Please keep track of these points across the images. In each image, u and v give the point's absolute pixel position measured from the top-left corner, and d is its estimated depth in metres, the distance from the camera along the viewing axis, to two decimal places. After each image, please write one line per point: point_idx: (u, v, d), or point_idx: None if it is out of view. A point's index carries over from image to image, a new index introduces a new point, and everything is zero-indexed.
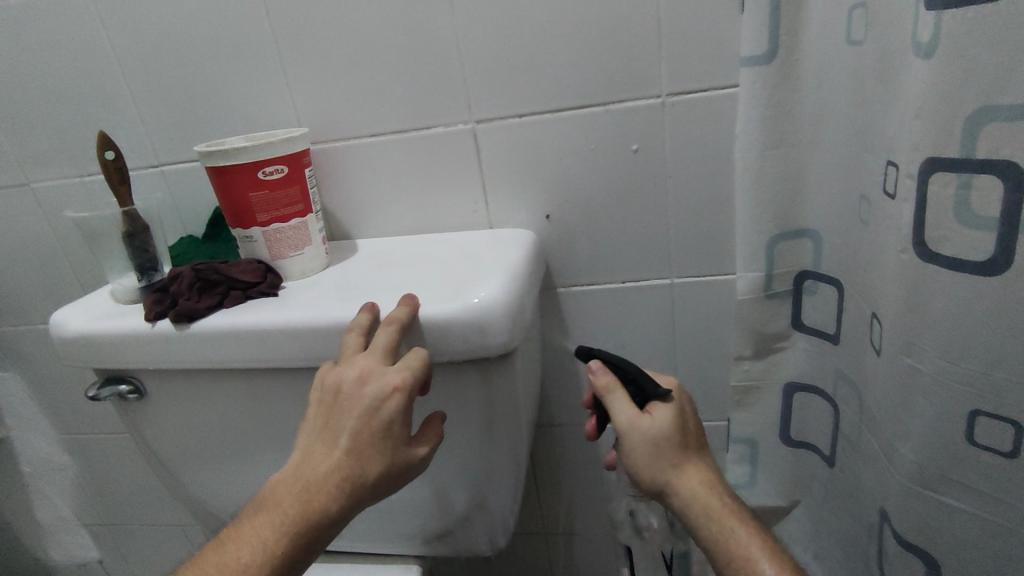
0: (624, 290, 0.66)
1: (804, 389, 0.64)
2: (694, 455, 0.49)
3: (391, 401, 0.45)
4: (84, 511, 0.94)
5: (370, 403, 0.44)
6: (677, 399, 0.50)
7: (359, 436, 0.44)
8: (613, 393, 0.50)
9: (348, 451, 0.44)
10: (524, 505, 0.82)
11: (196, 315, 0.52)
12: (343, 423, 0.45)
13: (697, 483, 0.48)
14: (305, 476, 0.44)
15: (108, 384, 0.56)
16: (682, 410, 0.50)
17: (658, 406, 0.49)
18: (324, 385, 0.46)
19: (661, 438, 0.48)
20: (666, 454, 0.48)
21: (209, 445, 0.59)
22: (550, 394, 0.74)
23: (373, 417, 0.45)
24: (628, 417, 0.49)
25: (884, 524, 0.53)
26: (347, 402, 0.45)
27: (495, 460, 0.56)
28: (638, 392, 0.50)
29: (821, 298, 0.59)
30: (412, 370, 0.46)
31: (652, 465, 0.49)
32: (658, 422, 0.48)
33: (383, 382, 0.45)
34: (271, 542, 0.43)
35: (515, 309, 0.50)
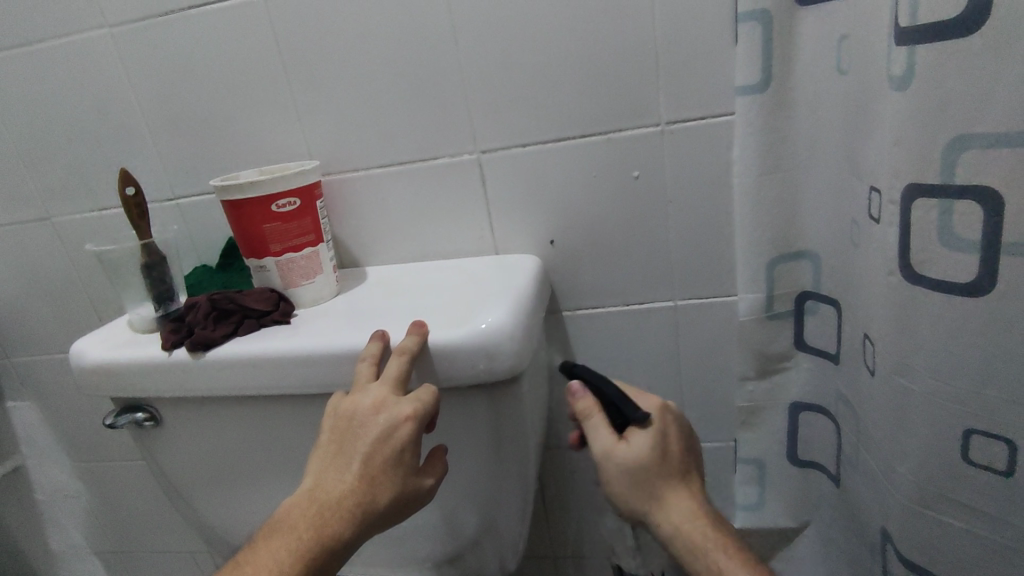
0: (628, 312, 0.68)
1: (808, 409, 0.65)
2: (673, 481, 0.50)
3: (403, 429, 0.46)
4: (96, 539, 0.95)
5: (383, 431, 0.46)
6: (658, 426, 0.50)
7: (371, 463, 0.46)
8: (592, 419, 0.51)
9: (360, 478, 0.45)
10: (533, 528, 0.82)
11: (211, 344, 0.53)
12: (356, 450, 0.46)
13: (675, 508, 0.50)
14: (319, 500, 0.45)
15: (125, 412, 0.58)
16: (663, 436, 0.50)
17: (638, 433, 0.50)
18: (338, 411, 0.47)
19: (635, 467, 0.49)
20: (641, 481, 0.49)
21: (223, 471, 0.60)
22: (557, 418, 0.74)
23: (384, 445, 0.46)
24: (607, 444, 0.50)
25: (887, 545, 0.53)
26: (359, 429, 0.46)
27: (503, 483, 0.57)
28: (618, 418, 0.50)
29: (821, 318, 0.60)
30: (424, 400, 0.47)
31: (627, 491, 0.50)
32: (632, 451, 0.49)
33: (396, 412, 0.46)
34: (284, 569, 0.43)
35: (520, 334, 0.51)
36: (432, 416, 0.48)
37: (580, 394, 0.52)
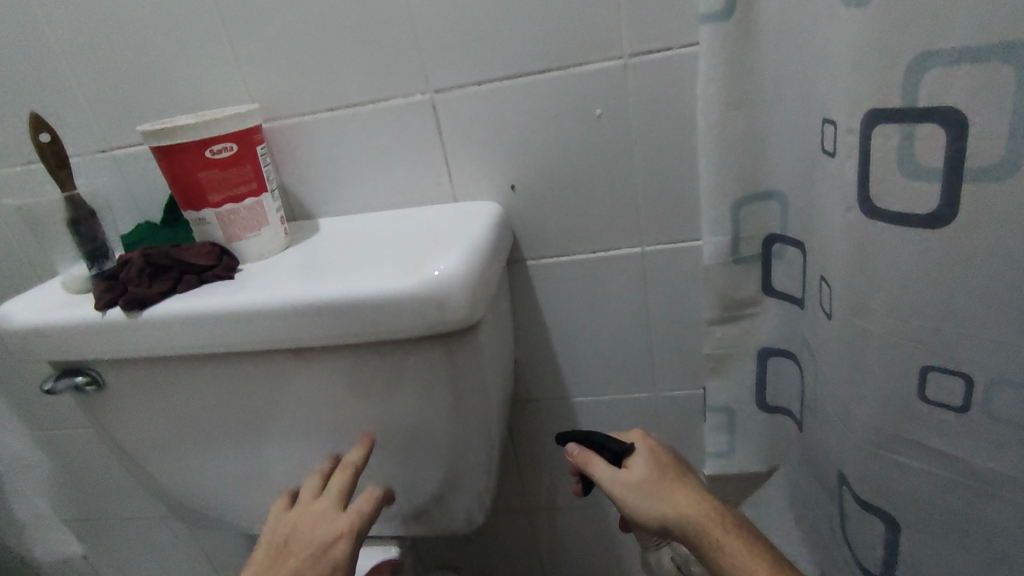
0: (593, 260, 0.65)
1: (778, 353, 0.65)
2: (676, 482, 0.52)
3: (337, 544, 0.50)
4: (61, 507, 0.93)
5: (319, 544, 0.49)
6: (644, 447, 0.55)
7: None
8: (589, 460, 0.54)
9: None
10: (504, 482, 0.82)
11: (147, 302, 0.50)
12: (289, 564, 0.49)
13: (689, 506, 0.50)
14: None
15: (63, 376, 0.55)
16: (652, 456, 0.54)
17: (632, 461, 0.53)
18: (280, 530, 0.52)
19: (641, 483, 0.51)
20: (653, 491, 0.51)
21: (174, 435, 0.58)
22: (525, 370, 0.73)
23: (317, 560, 0.49)
24: (611, 475, 0.52)
25: (844, 487, 0.53)
26: (297, 543, 0.50)
27: (465, 438, 0.55)
28: (610, 455, 0.54)
29: (787, 261, 0.59)
30: (361, 513, 0.52)
31: (649, 507, 0.50)
32: (633, 471, 0.52)
33: (333, 526, 0.50)
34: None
35: (474, 281, 0.48)
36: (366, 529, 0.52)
37: (575, 451, 0.55)
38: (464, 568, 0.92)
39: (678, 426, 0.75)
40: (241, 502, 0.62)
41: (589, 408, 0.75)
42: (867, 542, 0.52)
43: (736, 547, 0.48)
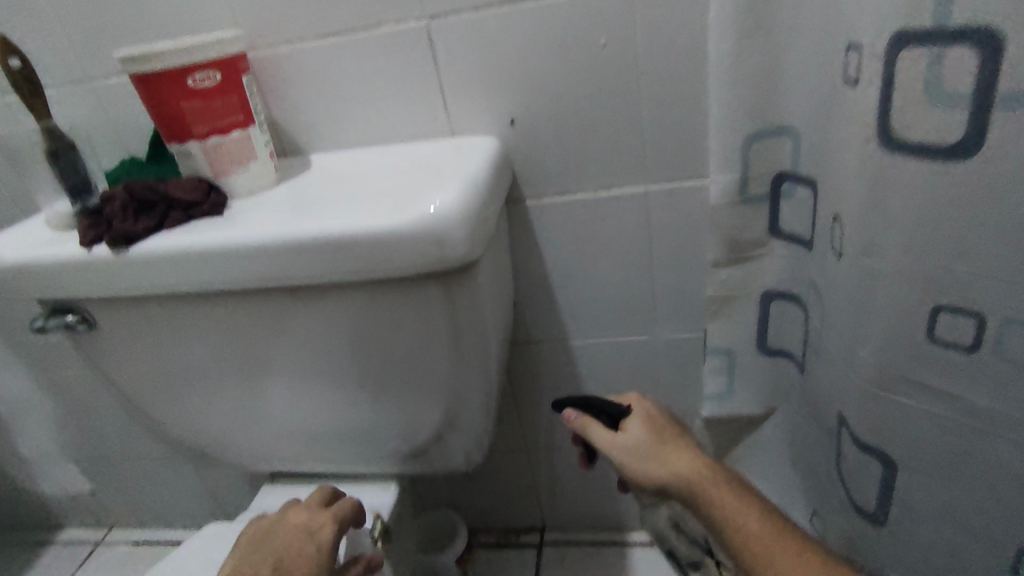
0: (596, 200, 0.63)
1: (782, 296, 0.63)
2: (671, 443, 0.53)
3: (321, 533, 0.52)
4: (67, 447, 0.95)
5: (303, 527, 0.53)
6: (641, 409, 0.55)
7: (287, 563, 0.50)
8: (587, 424, 0.55)
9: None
10: (502, 423, 0.82)
11: (133, 238, 0.48)
12: (271, 545, 0.52)
13: (683, 466, 0.51)
14: None
15: (54, 315, 0.54)
16: (649, 418, 0.55)
17: (629, 423, 0.54)
18: (258, 525, 0.55)
19: (637, 446, 0.53)
20: (650, 454, 0.52)
21: (170, 375, 0.57)
22: (525, 312, 0.72)
23: (299, 540, 0.52)
24: (607, 439, 0.54)
25: (842, 429, 0.54)
26: (281, 538, 0.52)
27: (463, 379, 0.55)
28: (607, 418, 0.55)
29: (797, 200, 0.57)
30: (343, 509, 0.55)
31: (644, 469, 0.52)
32: (629, 435, 0.53)
33: (315, 515, 0.54)
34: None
35: (472, 217, 0.47)
36: (348, 524, 0.55)
37: (573, 416, 0.56)
38: (464, 505, 0.94)
39: (678, 369, 0.75)
40: (241, 441, 0.62)
41: (589, 351, 0.74)
42: (864, 481, 0.52)
43: (731, 505, 0.49)
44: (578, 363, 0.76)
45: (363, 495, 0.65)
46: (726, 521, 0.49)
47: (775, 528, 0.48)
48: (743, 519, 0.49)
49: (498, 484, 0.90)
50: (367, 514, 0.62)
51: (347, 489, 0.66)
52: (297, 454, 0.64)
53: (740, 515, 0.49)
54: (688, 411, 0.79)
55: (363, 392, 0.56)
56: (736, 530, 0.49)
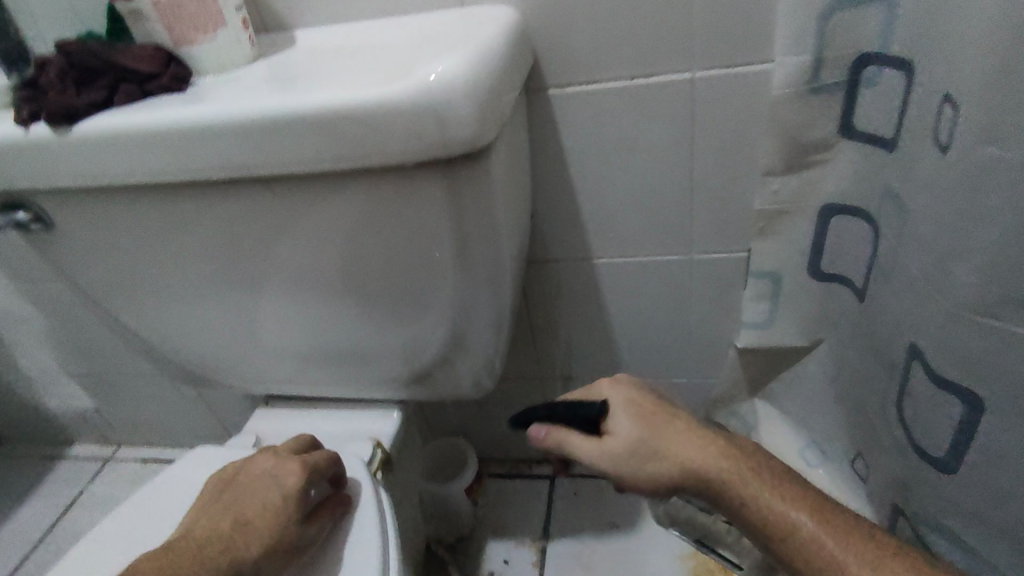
0: (633, 90, 0.53)
1: (845, 213, 0.54)
2: (670, 434, 0.46)
3: (287, 479, 0.48)
4: (65, 364, 0.91)
5: (270, 480, 0.49)
6: (619, 400, 0.48)
7: (250, 513, 0.47)
8: (562, 436, 0.47)
9: (233, 528, 0.46)
10: (517, 349, 0.76)
11: (77, 114, 0.41)
12: (235, 498, 0.48)
13: (693, 462, 0.45)
14: (182, 540, 0.46)
15: (3, 212, 0.47)
16: (632, 408, 0.47)
17: (612, 424, 0.47)
18: (224, 473, 0.51)
19: (631, 451, 0.46)
20: (647, 457, 0.45)
21: (142, 283, 0.51)
22: (544, 226, 0.64)
23: (264, 494, 0.48)
24: (594, 452, 0.46)
25: (913, 362, 0.47)
26: (247, 485, 0.49)
27: (470, 294, 0.47)
28: (584, 422, 0.47)
29: (882, 89, 0.47)
30: (315, 455, 0.50)
31: (651, 471, 0.45)
32: (618, 438, 0.46)
33: (283, 465, 0.50)
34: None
35: (484, 91, 0.38)
36: (322, 471, 0.50)
37: (542, 433, 0.47)
38: (474, 433, 0.90)
39: (715, 294, 0.67)
40: (228, 359, 0.57)
41: (615, 271, 0.67)
42: (934, 419, 0.45)
43: (770, 502, 0.44)
44: (602, 286, 0.68)
45: (363, 421, 0.60)
46: (768, 520, 0.44)
47: (831, 523, 0.43)
48: (795, 515, 0.43)
49: (511, 413, 0.85)
50: (365, 440, 0.57)
51: (346, 415, 0.61)
52: (290, 376, 0.58)
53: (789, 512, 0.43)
54: (721, 341, 0.71)
55: (356, 307, 0.49)
56: (790, 532, 0.43)
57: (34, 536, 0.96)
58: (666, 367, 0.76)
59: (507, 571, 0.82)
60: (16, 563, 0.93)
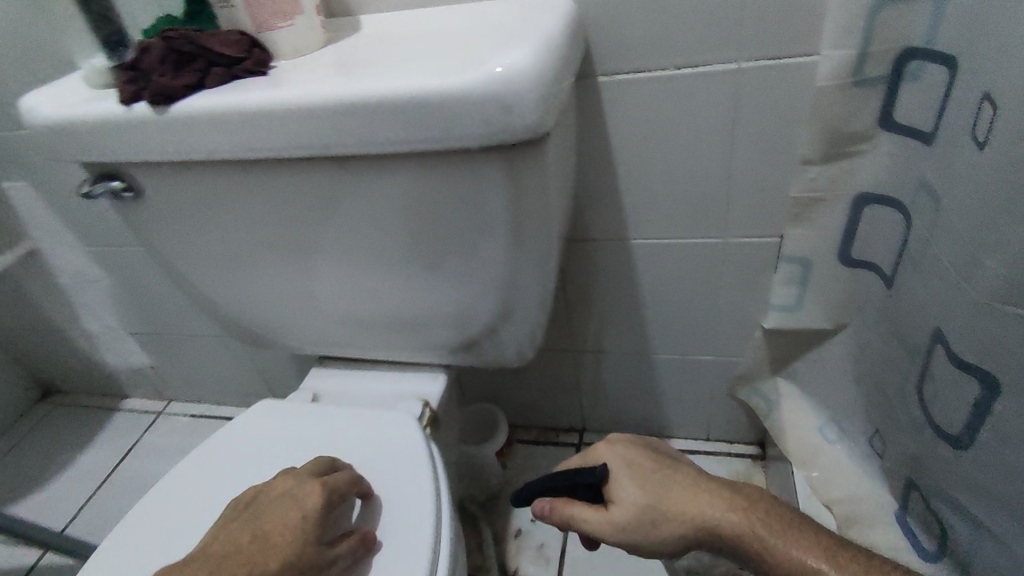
0: (679, 79, 0.56)
1: (879, 202, 0.56)
2: (672, 492, 0.48)
3: (307, 499, 0.49)
4: (126, 322, 0.97)
5: (290, 500, 0.49)
6: (618, 464, 0.50)
7: (269, 531, 0.48)
8: (568, 510, 0.49)
9: (254, 543, 0.47)
10: (552, 322, 0.80)
11: (173, 95, 0.45)
12: (256, 515, 0.49)
13: (698, 517, 0.47)
14: (206, 552, 0.47)
15: (100, 181, 0.52)
16: (632, 471, 0.49)
17: (614, 493, 0.49)
18: (248, 491, 0.52)
19: (635, 516, 0.48)
20: (651, 521, 0.47)
21: (216, 249, 0.55)
22: (586, 206, 0.67)
23: (285, 514, 0.48)
24: (601, 522, 0.49)
25: (936, 345, 0.50)
26: (269, 501, 0.50)
27: (521, 269, 0.51)
28: (588, 492, 0.50)
29: (928, 83, 0.47)
30: (335, 477, 0.51)
31: (659, 531, 0.48)
32: (621, 505, 0.48)
33: (302, 487, 0.50)
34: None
35: (547, 82, 0.42)
36: (342, 492, 0.50)
37: (548, 510, 0.50)
38: (506, 401, 0.95)
39: (747, 276, 0.70)
40: (290, 322, 0.62)
41: (650, 251, 0.70)
42: (953, 401, 0.48)
43: (780, 552, 0.45)
44: (637, 265, 0.71)
45: (413, 382, 0.65)
46: (788, 565, 0.45)
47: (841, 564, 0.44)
48: (813, 561, 0.44)
49: (542, 382, 0.90)
50: (414, 399, 0.62)
51: (396, 376, 0.66)
52: (347, 339, 0.63)
53: (805, 559, 0.44)
54: (750, 321, 0.74)
55: (414, 278, 0.54)
56: None
57: (96, 479, 1.04)
58: (694, 345, 0.79)
59: (535, 528, 0.88)
60: (81, 503, 1.01)
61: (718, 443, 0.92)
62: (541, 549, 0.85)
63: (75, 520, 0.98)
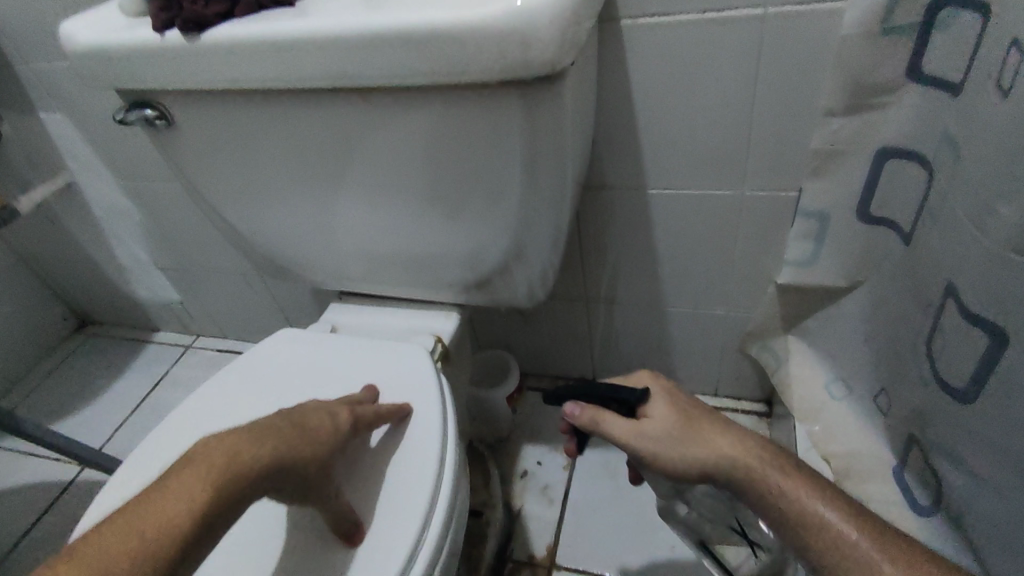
0: (702, 23, 0.55)
1: (904, 156, 0.55)
2: (705, 422, 0.49)
3: (339, 414, 0.50)
4: (157, 256, 1.01)
5: (324, 410, 0.49)
6: (658, 391, 0.51)
7: (305, 428, 0.47)
8: (599, 416, 0.50)
9: (294, 431, 0.46)
10: (565, 270, 0.82)
11: (205, 24, 0.47)
12: (289, 414, 0.48)
13: (725, 446, 0.47)
14: (242, 431, 0.44)
15: (133, 108, 0.54)
16: (670, 398, 0.50)
17: (649, 409, 0.50)
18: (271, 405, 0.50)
19: (665, 431, 0.48)
20: (680, 439, 0.48)
21: (240, 180, 0.57)
22: (603, 152, 0.67)
23: (321, 418, 0.48)
24: (629, 430, 0.49)
25: (948, 299, 0.49)
26: (299, 408, 0.49)
27: (536, 207, 0.52)
28: (621, 406, 0.50)
29: (956, 33, 0.46)
30: (364, 407, 0.52)
31: (681, 453, 0.48)
32: (653, 420, 0.49)
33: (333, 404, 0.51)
34: (196, 497, 0.39)
35: (566, 16, 0.42)
36: (367, 423, 0.51)
37: (578, 411, 0.50)
38: (518, 347, 0.97)
39: (763, 228, 0.70)
40: (312, 255, 0.64)
41: (665, 201, 0.70)
42: (960, 354, 0.48)
43: (799, 495, 0.44)
44: (651, 215, 0.72)
45: (426, 318, 0.67)
46: (798, 512, 0.44)
47: (856, 517, 0.43)
48: (825, 509, 0.43)
49: (553, 330, 0.92)
50: (427, 334, 0.65)
51: (410, 312, 0.68)
52: (366, 274, 0.65)
53: (817, 506, 0.44)
54: (762, 275, 0.75)
55: (430, 213, 0.55)
56: (819, 529, 0.43)
57: (131, 403, 1.10)
58: (705, 298, 0.80)
59: (539, 470, 0.91)
60: (116, 425, 1.07)
61: (725, 398, 0.94)
62: (545, 490, 0.89)
63: (113, 439, 1.05)
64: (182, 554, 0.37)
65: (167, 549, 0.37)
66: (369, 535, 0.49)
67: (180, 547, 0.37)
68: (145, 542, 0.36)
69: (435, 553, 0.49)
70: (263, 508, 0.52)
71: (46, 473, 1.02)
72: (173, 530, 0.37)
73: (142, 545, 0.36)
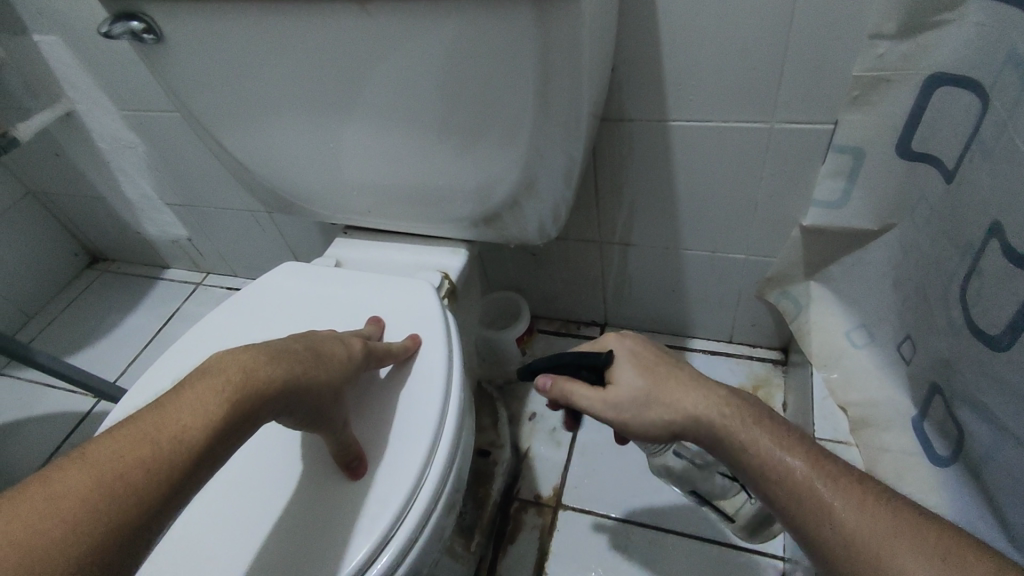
0: None
1: (954, 83, 0.49)
2: (675, 379, 0.46)
3: (352, 343, 0.48)
4: (163, 191, 0.99)
5: (336, 338, 0.48)
6: (625, 352, 0.49)
7: (320, 352, 0.45)
8: (568, 386, 0.48)
9: (309, 353, 0.44)
10: (580, 210, 0.78)
11: None
12: (301, 338, 0.46)
13: (693, 402, 0.44)
14: (258, 347, 0.41)
15: (119, 21, 0.50)
16: (638, 359, 0.48)
17: (617, 374, 0.47)
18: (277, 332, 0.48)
19: (633, 395, 0.46)
20: (649, 402, 0.45)
21: (237, 103, 0.54)
22: (624, 81, 0.63)
23: (333, 344, 0.47)
24: (597, 398, 0.47)
25: (991, 240, 0.45)
26: (311, 334, 0.47)
27: (548, 136, 0.49)
28: (589, 373, 0.48)
29: None
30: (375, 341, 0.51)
31: (651, 416, 0.45)
32: (621, 385, 0.46)
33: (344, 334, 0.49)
34: (209, 412, 0.36)
35: None
36: (378, 357, 0.50)
37: (549, 384, 0.48)
38: (530, 290, 0.96)
39: (791, 167, 0.65)
40: (314, 187, 0.61)
41: (688, 136, 0.66)
42: (998, 300, 0.44)
43: (763, 447, 0.42)
44: (671, 151, 0.68)
45: (433, 255, 0.65)
46: (761, 465, 0.41)
47: (821, 468, 0.40)
48: (789, 460, 0.41)
49: (566, 273, 0.89)
50: (433, 270, 0.63)
51: (417, 248, 0.66)
52: (371, 210, 0.63)
53: (783, 459, 0.41)
54: (787, 217, 0.71)
55: (436, 141, 0.52)
56: (783, 483, 0.40)
57: (144, 338, 1.11)
58: (725, 242, 0.76)
59: (547, 414, 0.91)
60: (129, 359, 1.08)
61: (740, 345, 0.92)
62: (553, 432, 0.89)
63: (126, 373, 1.06)
64: (195, 465, 0.35)
65: (181, 461, 0.34)
66: (367, 475, 0.48)
67: (197, 454, 0.35)
68: (157, 455, 0.34)
69: (436, 493, 0.48)
70: (272, 434, 0.52)
71: (63, 405, 1.04)
72: (188, 438, 0.35)
73: (152, 457, 0.34)
